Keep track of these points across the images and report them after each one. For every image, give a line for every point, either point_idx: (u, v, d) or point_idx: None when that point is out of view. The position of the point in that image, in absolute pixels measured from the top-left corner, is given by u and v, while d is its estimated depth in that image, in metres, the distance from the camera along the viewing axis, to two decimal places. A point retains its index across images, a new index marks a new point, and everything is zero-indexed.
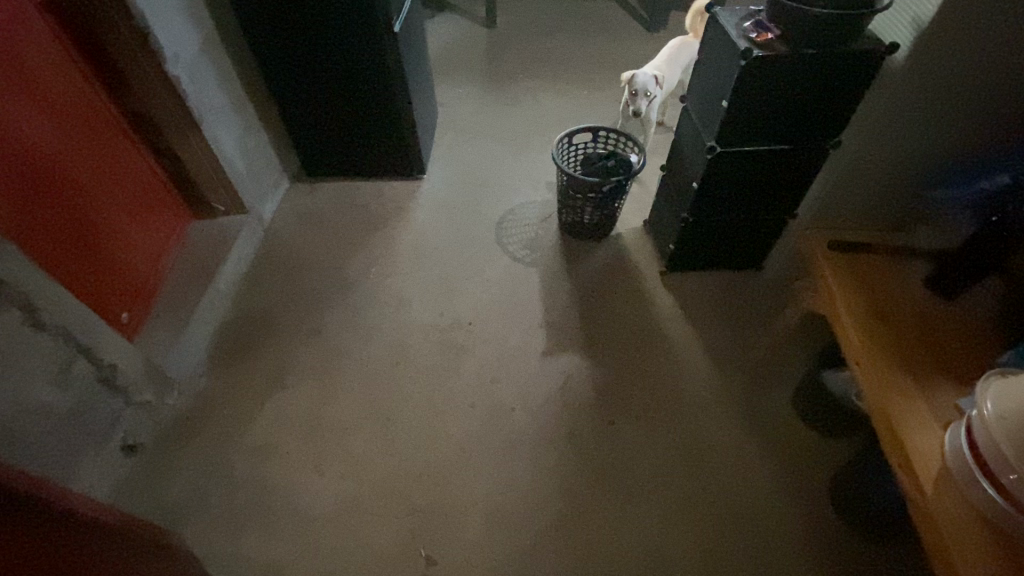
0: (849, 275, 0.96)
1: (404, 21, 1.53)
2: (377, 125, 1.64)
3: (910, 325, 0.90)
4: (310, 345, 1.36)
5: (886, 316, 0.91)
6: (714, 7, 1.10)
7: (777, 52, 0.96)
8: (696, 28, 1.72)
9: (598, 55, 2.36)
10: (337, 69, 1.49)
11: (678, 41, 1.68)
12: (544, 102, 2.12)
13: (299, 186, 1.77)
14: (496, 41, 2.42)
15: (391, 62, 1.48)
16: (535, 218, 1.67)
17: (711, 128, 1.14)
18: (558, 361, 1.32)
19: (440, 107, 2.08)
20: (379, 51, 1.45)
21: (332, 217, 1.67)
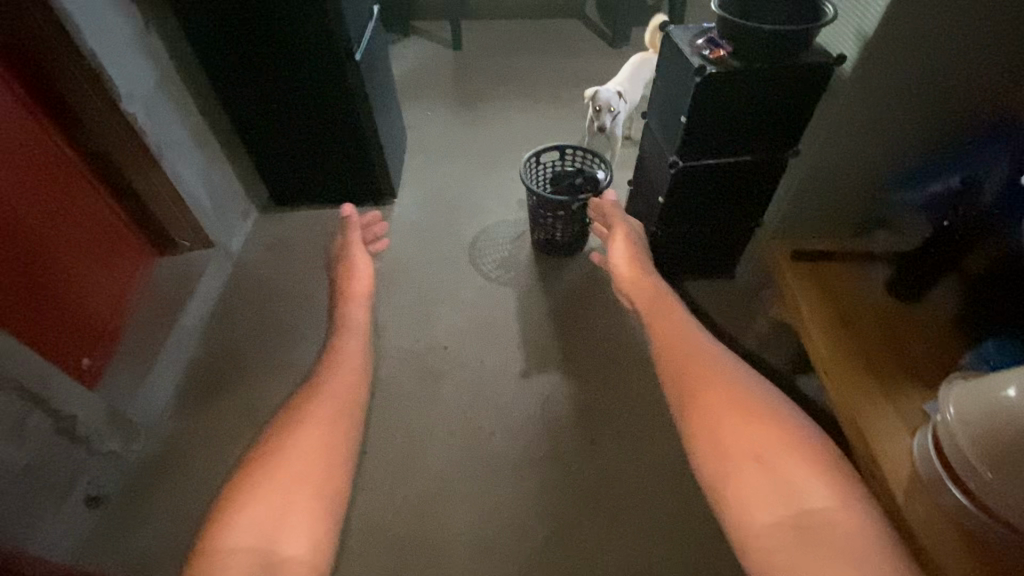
0: (813, 283, 0.97)
1: (367, 49, 1.53)
2: (346, 153, 1.63)
3: (874, 331, 0.90)
4: (283, 379, 1.34)
5: (851, 323, 0.91)
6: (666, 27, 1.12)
7: (730, 68, 0.99)
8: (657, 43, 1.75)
9: (564, 72, 2.40)
10: (301, 97, 1.49)
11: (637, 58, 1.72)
12: (513, 121, 2.15)
13: (268, 216, 1.76)
14: (463, 63, 2.45)
15: (355, 91, 1.48)
16: (508, 237, 1.67)
17: (672, 143, 1.15)
18: (537, 381, 1.31)
19: (409, 131, 2.09)
20: (342, 79, 1.45)
21: (304, 248, 1.65)
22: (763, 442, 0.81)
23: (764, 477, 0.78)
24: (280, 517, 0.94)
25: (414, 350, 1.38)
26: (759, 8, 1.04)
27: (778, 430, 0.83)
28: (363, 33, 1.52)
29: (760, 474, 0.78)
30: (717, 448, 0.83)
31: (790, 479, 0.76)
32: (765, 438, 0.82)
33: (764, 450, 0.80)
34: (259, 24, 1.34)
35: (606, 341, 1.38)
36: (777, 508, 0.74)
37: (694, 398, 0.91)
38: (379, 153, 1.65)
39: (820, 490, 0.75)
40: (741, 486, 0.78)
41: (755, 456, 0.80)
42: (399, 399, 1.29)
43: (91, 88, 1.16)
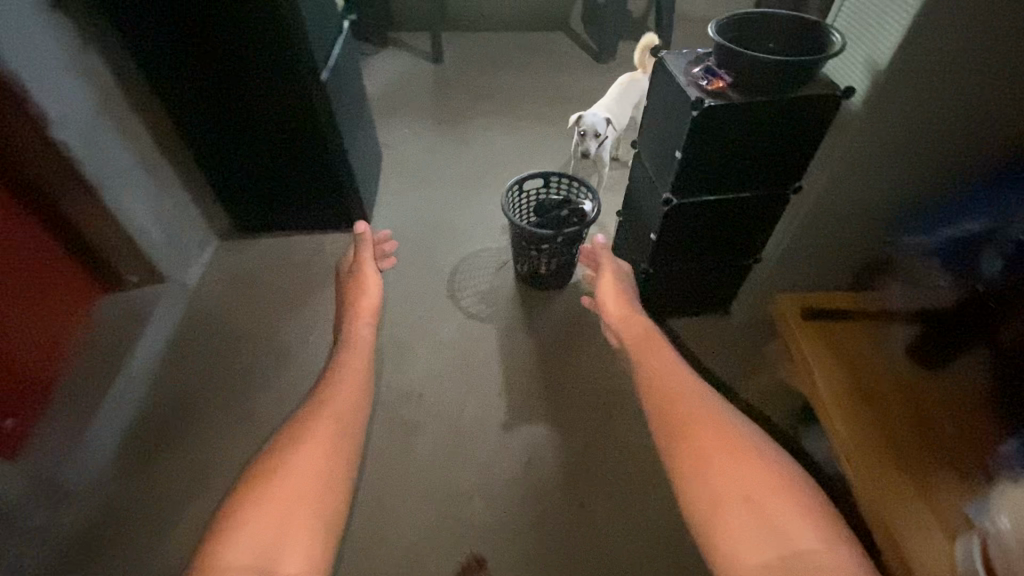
0: (827, 351, 0.92)
1: (336, 69, 1.42)
2: (315, 178, 1.52)
3: (897, 408, 0.84)
4: (239, 433, 1.21)
5: (871, 398, 0.85)
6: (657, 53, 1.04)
7: (730, 102, 0.90)
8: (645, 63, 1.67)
9: (548, 89, 2.31)
10: (264, 121, 1.37)
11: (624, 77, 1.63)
12: (496, 140, 2.05)
13: (230, 244, 1.62)
14: (443, 77, 2.35)
15: (323, 115, 1.37)
16: (490, 269, 1.56)
17: (665, 178, 1.06)
18: (521, 432, 1.20)
19: (385, 149, 1.98)
20: (308, 102, 1.34)
21: (269, 280, 1.53)
22: (751, 481, 0.78)
23: (753, 516, 0.74)
24: (280, 535, 0.74)
25: (388, 397, 1.26)
26: (759, 34, 0.98)
27: (768, 472, 0.80)
28: (331, 51, 1.41)
29: (750, 516, 0.74)
30: (706, 487, 0.79)
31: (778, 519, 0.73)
32: (754, 478, 0.79)
33: (755, 490, 0.77)
34: (214, 40, 1.22)
35: (595, 385, 1.28)
36: (767, 549, 0.71)
37: (683, 431, 0.87)
38: (350, 178, 1.53)
39: (808, 534, 0.72)
40: (729, 524, 0.74)
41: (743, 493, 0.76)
42: (370, 454, 1.18)
43: (15, 115, 1.03)
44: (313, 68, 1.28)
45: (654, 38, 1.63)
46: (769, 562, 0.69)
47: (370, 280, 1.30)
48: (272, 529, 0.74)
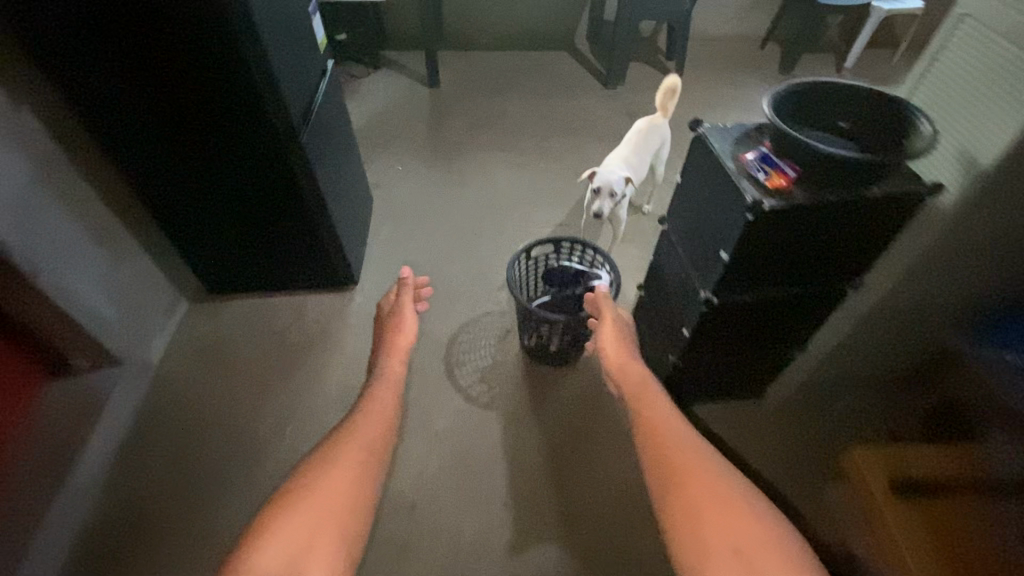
0: (922, 528, 0.85)
1: (317, 120, 1.24)
2: (294, 238, 1.34)
3: None
4: (200, 556, 1.06)
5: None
6: (695, 126, 0.86)
7: (796, 201, 0.73)
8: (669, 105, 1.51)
9: (553, 118, 2.14)
10: (235, 180, 1.20)
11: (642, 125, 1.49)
12: (497, 178, 1.87)
13: (199, 307, 1.44)
14: (439, 104, 2.18)
15: (301, 175, 1.20)
16: (490, 340, 1.39)
17: (704, 273, 0.90)
18: (529, 553, 1.04)
19: (375, 191, 1.80)
20: (285, 162, 1.16)
21: (243, 354, 1.36)
22: (737, 529, 0.68)
23: (740, 570, 0.64)
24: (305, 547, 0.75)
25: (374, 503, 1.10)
26: (823, 110, 0.83)
27: (759, 523, 0.70)
28: (313, 101, 1.23)
29: (738, 570, 0.64)
30: (689, 534, 0.70)
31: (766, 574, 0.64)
32: (741, 525, 0.69)
33: (743, 541, 0.67)
34: (171, 93, 1.03)
35: (611, 490, 1.13)
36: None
37: (670, 471, 0.77)
38: (332, 237, 1.36)
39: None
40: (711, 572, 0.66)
41: (729, 545, 0.67)
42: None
43: None
44: (290, 125, 1.10)
45: (676, 80, 1.49)
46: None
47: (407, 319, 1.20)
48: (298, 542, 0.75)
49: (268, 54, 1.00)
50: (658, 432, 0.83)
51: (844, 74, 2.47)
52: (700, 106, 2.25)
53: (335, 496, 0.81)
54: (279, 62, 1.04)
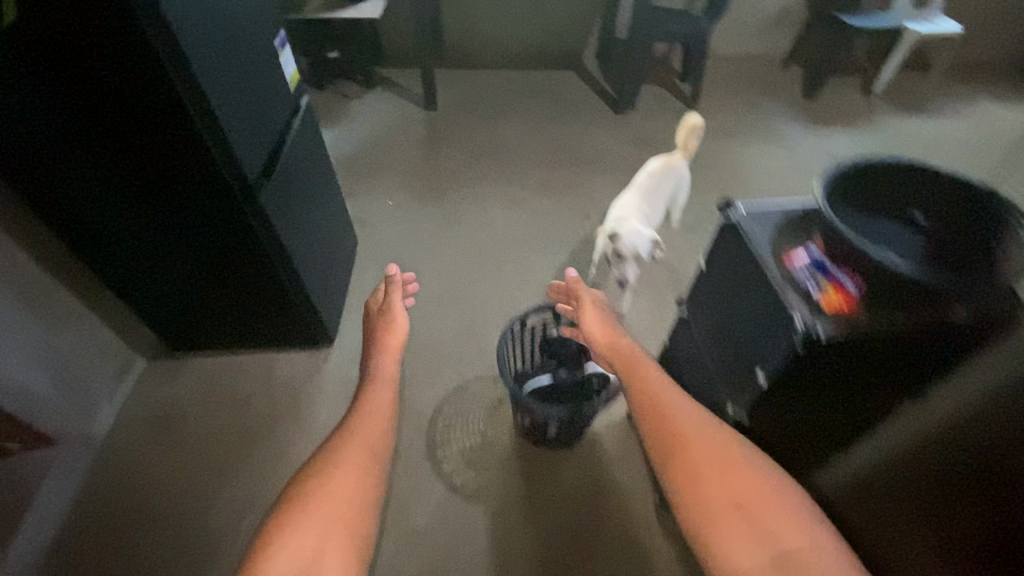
0: None
1: (286, 170, 1.08)
2: (260, 297, 1.19)
3: None
4: None
5: None
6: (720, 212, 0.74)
7: (853, 328, 0.57)
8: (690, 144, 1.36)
9: (557, 146, 1.98)
10: (187, 239, 1.05)
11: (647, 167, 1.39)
12: (495, 215, 1.72)
13: (157, 366, 1.30)
14: (435, 129, 2.02)
15: (263, 236, 1.04)
16: (480, 416, 1.23)
17: (737, 383, 0.74)
18: None
19: (361, 228, 1.65)
20: (244, 223, 1.01)
21: (202, 425, 1.22)
22: (744, 487, 0.74)
23: (747, 523, 0.71)
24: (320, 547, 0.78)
25: None
26: (891, 198, 0.70)
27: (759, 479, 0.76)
28: (278, 147, 1.07)
29: (746, 525, 0.71)
30: (696, 493, 0.76)
31: (769, 522, 0.71)
32: (749, 484, 0.75)
33: (744, 495, 0.74)
34: (106, 139, 0.88)
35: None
36: (757, 551, 0.69)
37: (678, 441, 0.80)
38: (301, 294, 1.20)
39: (796, 535, 0.71)
40: (726, 527, 0.72)
41: (735, 499, 0.73)
42: None
43: None
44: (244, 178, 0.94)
45: (700, 116, 1.32)
46: (759, 556, 0.69)
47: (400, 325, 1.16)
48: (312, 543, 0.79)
49: (210, 99, 0.83)
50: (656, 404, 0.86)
51: (871, 99, 2.30)
52: (718, 134, 2.08)
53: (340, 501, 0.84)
54: (228, 108, 0.87)
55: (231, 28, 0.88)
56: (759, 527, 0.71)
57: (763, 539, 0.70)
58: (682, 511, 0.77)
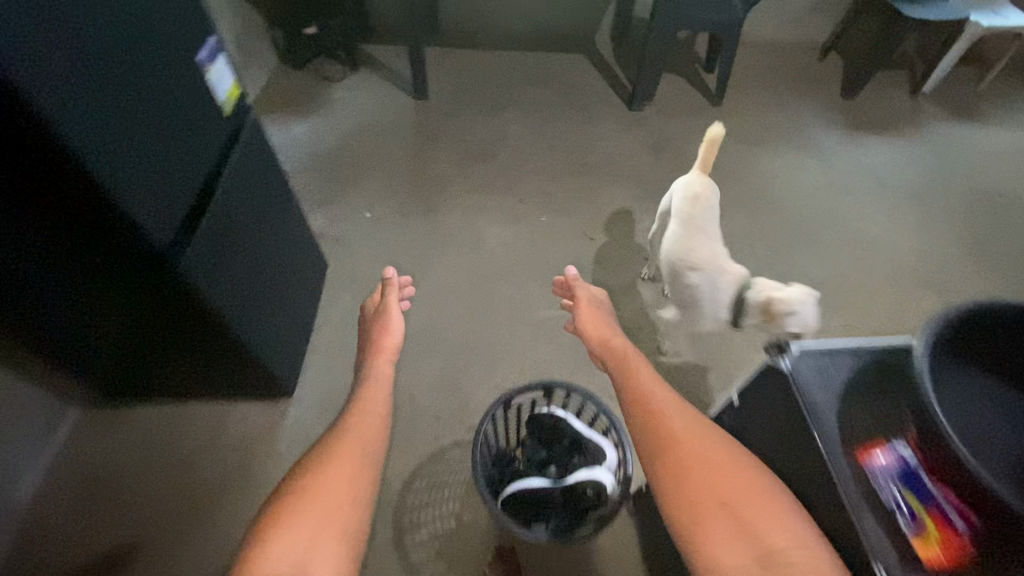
0: None
1: (223, 222, 0.90)
2: (205, 356, 1.04)
3: None
4: None
5: None
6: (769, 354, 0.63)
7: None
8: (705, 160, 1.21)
9: (562, 149, 1.75)
10: (111, 297, 0.89)
11: (682, 205, 1.18)
12: (487, 234, 1.51)
13: (93, 415, 1.15)
14: (425, 123, 1.78)
15: (197, 302, 0.88)
16: (454, 493, 1.08)
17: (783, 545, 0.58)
18: None
19: (334, 246, 1.45)
20: (169, 289, 0.84)
21: (140, 489, 1.08)
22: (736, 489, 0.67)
23: (734, 525, 0.64)
24: (312, 544, 0.61)
25: None
26: None
27: (749, 480, 0.69)
28: (210, 192, 0.88)
29: (730, 524, 0.64)
30: (682, 491, 0.69)
31: (756, 523, 0.64)
32: (742, 489, 0.67)
33: (731, 493, 0.67)
34: None
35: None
36: (743, 550, 0.61)
37: (667, 443, 0.75)
38: (249, 353, 1.03)
39: (784, 533, 0.63)
40: (711, 526, 0.65)
41: (722, 498, 0.67)
42: None
43: None
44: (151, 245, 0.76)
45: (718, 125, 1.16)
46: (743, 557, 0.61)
47: (398, 321, 1.06)
48: (303, 538, 0.60)
49: (85, 162, 0.64)
50: (647, 406, 0.82)
51: (920, 98, 2.03)
52: (745, 139, 1.84)
53: (336, 490, 0.67)
54: (119, 168, 0.69)
55: (122, 59, 0.68)
56: (747, 526, 0.63)
57: (748, 536, 0.63)
58: (667, 514, 0.70)
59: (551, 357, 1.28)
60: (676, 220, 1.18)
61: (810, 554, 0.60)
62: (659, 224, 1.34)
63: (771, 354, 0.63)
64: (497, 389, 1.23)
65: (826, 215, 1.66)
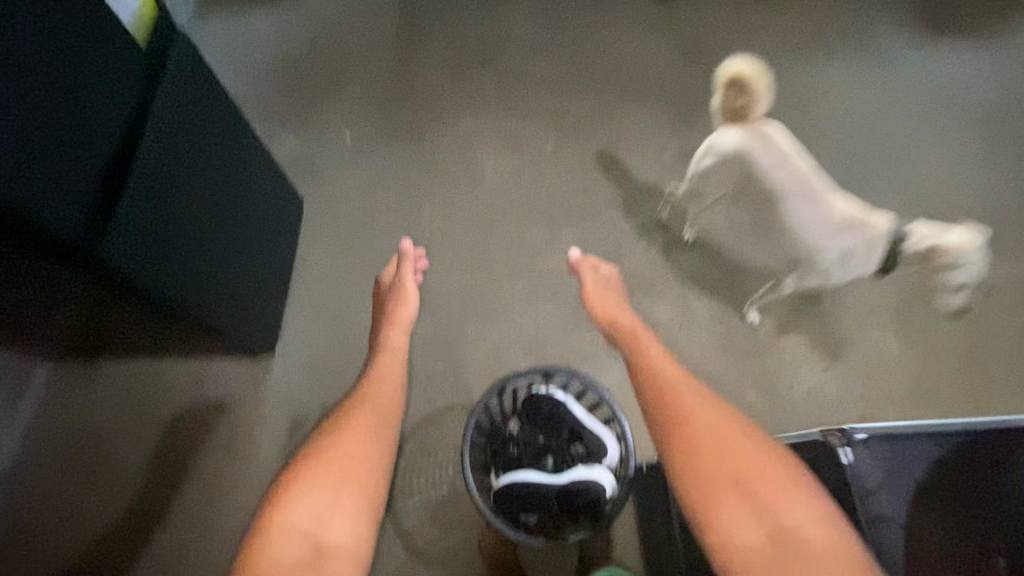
0: None
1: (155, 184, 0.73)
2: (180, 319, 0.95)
3: None
4: None
5: None
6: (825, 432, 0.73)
7: None
8: (739, 107, 1.02)
9: (575, 53, 1.47)
10: (61, 278, 0.78)
11: (786, 175, 1.00)
12: (484, 163, 1.32)
13: (63, 368, 1.09)
14: (410, 14, 1.48)
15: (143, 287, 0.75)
16: (447, 461, 1.05)
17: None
18: None
19: (310, 178, 1.29)
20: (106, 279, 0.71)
21: (123, 444, 1.06)
22: (749, 467, 0.61)
23: (748, 504, 0.59)
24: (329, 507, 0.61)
25: None
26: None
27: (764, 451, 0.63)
28: (129, 152, 0.71)
29: (744, 505, 0.59)
30: (693, 465, 0.62)
31: (771, 501, 0.58)
32: (758, 466, 0.61)
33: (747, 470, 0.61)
34: None
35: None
36: (754, 528, 0.57)
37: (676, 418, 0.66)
38: (213, 326, 0.92)
39: (799, 511, 0.58)
40: (724, 502, 0.59)
41: (733, 474, 0.60)
42: None
43: None
44: (53, 236, 0.62)
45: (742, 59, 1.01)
46: (756, 538, 0.57)
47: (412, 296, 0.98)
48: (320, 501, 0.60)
49: None
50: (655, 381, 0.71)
51: None
52: (794, 40, 1.54)
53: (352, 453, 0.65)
54: None
55: None
56: (761, 506, 0.58)
57: (762, 516, 0.58)
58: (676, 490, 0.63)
59: (552, 314, 1.18)
60: (787, 191, 1.01)
61: (827, 535, 0.56)
62: (702, 170, 1.12)
63: (832, 434, 0.72)
64: (494, 350, 1.14)
65: (876, 144, 1.43)
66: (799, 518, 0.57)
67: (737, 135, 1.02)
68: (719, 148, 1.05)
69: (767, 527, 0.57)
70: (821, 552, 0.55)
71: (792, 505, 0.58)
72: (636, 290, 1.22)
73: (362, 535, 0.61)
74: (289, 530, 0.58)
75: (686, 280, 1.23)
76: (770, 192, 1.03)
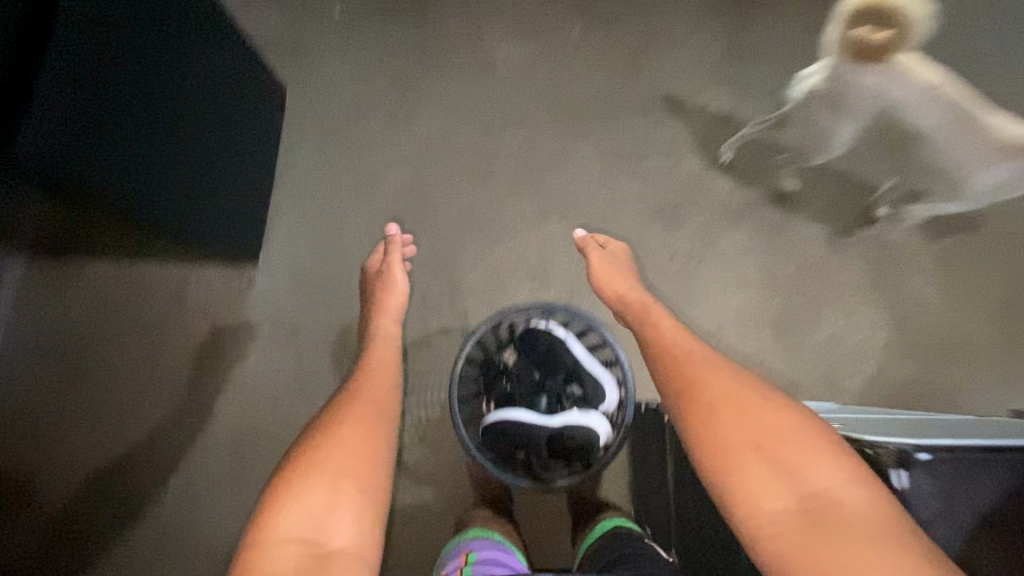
0: None
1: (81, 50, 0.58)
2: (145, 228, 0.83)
3: None
4: None
5: None
6: (875, 446, 0.59)
7: None
8: (871, 40, 0.77)
9: None
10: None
11: (939, 111, 0.82)
12: (494, 52, 1.14)
13: (38, 263, 1.03)
14: None
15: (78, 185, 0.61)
16: (439, 383, 1.01)
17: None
18: None
19: (296, 62, 1.13)
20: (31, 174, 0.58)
21: (107, 342, 1.02)
22: (777, 429, 0.55)
23: (776, 469, 0.53)
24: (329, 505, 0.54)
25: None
26: None
27: (781, 415, 0.57)
28: (44, 14, 0.56)
29: (771, 476, 0.52)
30: (707, 434, 0.57)
31: (801, 465, 0.52)
32: (786, 430, 0.55)
33: (767, 434, 0.55)
34: None
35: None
36: (781, 494, 0.51)
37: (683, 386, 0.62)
38: (174, 228, 0.81)
39: (832, 474, 0.51)
40: (750, 468, 0.54)
41: (759, 439, 0.55)
42: None
43: None
44: None
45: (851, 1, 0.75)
46: (786, 504, 0.51)
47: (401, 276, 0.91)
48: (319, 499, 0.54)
49: None
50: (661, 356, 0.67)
51: None
52: None
53: (350, 447, 0.59)
54: None
55: None
56: (790, 470, 0.52)
57: (792, 480, 0.52)
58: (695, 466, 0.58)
59: (560, 237, 1.08)
60: (936, 128, 0.84)
61: (865, 500, 0.49)
62: (816, 107, 0.93)
63: (886, 451, 0.58)
64: (493, 271, 1.06)
65: None
66: (833, 482, 0.51)
67: (882, 74, 0.80)
68: (851, 86, 0.84)
69: (797, 492, 0.51)
70: (859, 517, 0.48)
71: (825, 468, 0.52)
72: (655, 215, 1.10)
73: (365, 532, 0.54)
74: (284, 538, 0.51)
75: (713, 207, 1.11)
76: (915, 130, 0.86)
